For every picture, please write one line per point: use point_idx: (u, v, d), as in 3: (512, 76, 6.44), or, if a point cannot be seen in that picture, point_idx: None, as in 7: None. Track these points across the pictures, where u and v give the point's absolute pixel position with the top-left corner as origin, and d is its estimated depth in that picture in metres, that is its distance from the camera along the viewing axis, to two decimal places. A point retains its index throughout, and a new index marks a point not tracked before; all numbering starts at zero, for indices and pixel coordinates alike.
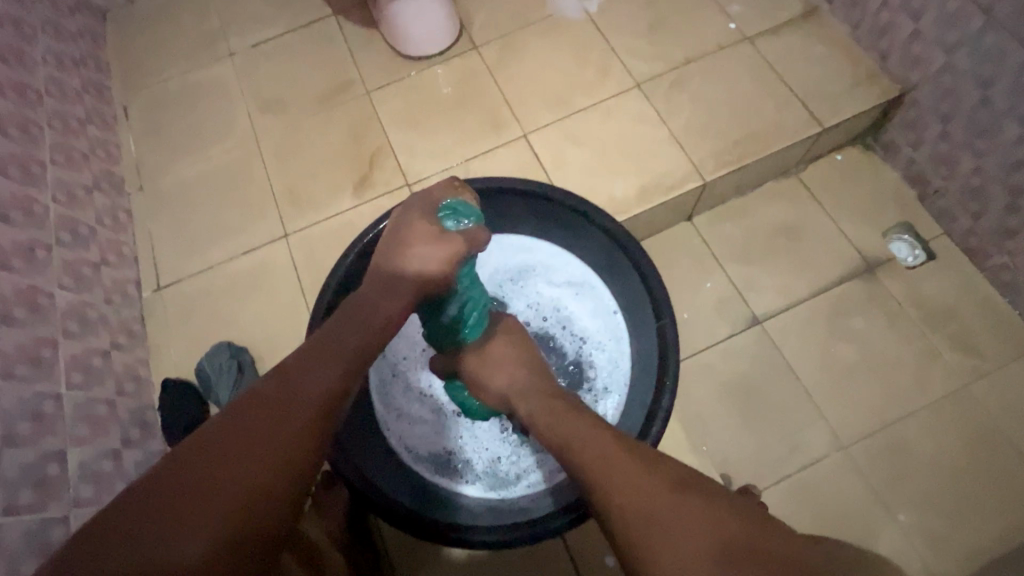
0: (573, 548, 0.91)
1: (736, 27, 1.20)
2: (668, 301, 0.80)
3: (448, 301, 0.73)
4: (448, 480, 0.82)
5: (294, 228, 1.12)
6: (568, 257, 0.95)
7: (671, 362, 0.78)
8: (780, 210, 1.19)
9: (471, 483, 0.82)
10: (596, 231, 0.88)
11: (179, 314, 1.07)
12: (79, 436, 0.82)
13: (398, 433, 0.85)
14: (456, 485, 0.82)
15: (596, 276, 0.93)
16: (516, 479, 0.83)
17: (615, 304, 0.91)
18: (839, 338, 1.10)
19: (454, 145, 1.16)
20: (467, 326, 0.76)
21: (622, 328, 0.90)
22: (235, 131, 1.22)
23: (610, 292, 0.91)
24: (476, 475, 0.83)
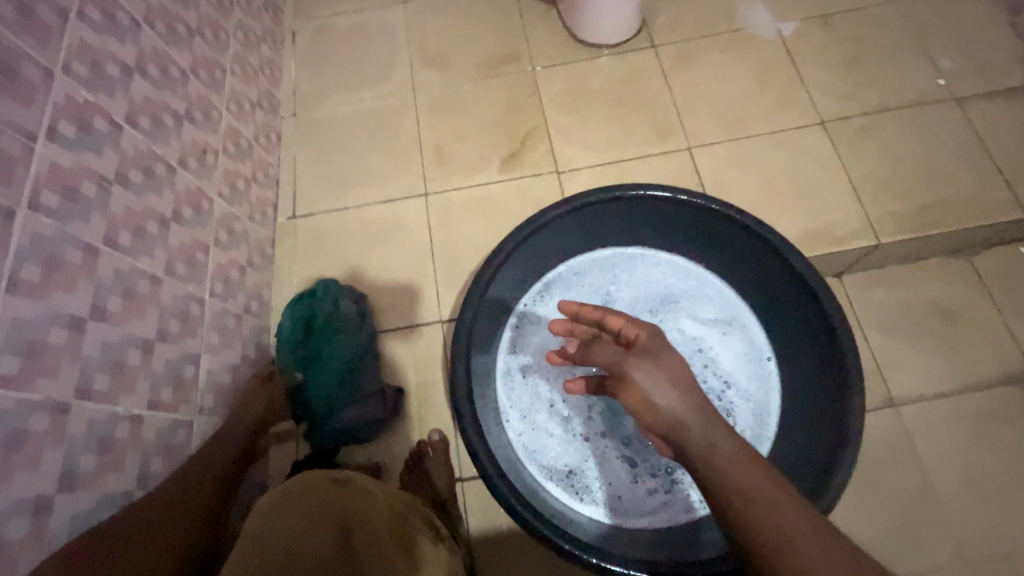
0: None
1: (944, 84, 1.09)
2: (856, 368, 0.72)
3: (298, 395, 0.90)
4: (564, 495, 0.79)
5: (435, 188, 1.10)
6: (720, 287, 0.88)
7: (856, 428, 0.70)
8: (942, 291, 1.08)
9: (588, 504, 0.79)
10: (771, 262, 0.81)
11: (309, 245, 1.07)
12: (211, 343, 0.82)
13: (520, 435, 0.83)
14: (573, 502, 0.78)
15: (748, 314, 0.87)
16: (638, 511, 0.78)
17: (768, 349, 0.85)
18: (982, 445, 0.99)
19: (613, 143, 1.11)
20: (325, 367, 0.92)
21: (773, 377, 0.83)
22: (394, 79, 1.21)
23: (766, 336, 0.85)
24: (594, 497, 0.79)
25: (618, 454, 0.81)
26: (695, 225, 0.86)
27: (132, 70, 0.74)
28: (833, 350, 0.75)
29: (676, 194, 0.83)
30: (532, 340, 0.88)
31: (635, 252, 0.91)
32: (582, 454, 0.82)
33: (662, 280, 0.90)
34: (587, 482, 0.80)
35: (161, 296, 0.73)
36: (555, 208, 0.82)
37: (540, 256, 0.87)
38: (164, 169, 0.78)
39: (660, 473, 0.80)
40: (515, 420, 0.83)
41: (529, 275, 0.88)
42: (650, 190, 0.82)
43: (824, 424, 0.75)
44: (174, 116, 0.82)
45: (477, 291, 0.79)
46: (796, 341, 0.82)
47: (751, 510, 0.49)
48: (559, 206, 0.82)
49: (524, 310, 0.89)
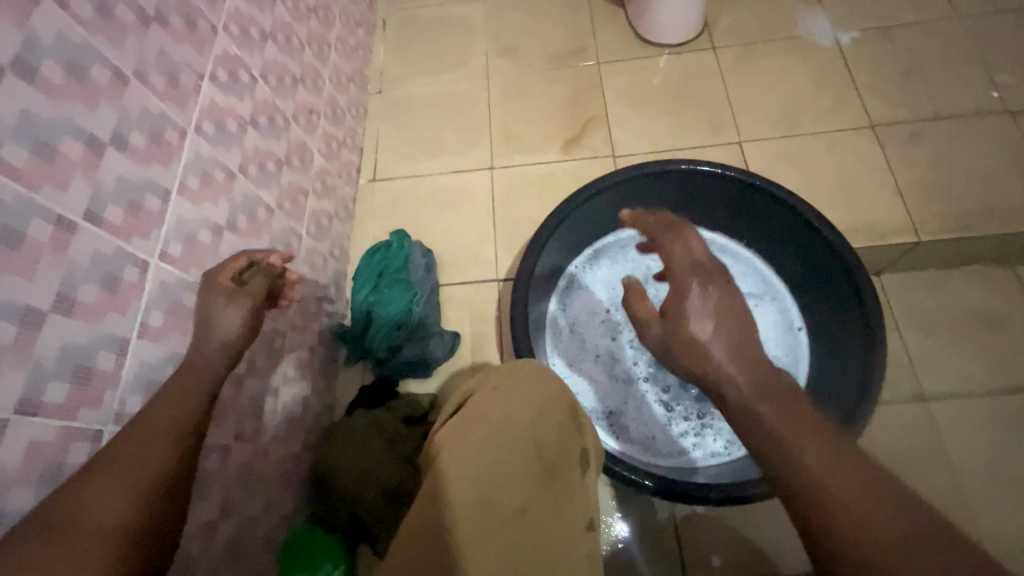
0: (686, 557, 0.88)
1: (999, 98, 1.13)
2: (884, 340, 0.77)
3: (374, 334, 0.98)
4: (604, 433, 0.88)
5: (500, 163, 1.22)
6: (754, 264, 1.00)
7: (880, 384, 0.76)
8: (982, 296, 1.11)
9: (624, 443, 0.88)
10: (809, 242, 0.89)
11: (385, 206, 1.20)
12: (304, 274, 0.95)
13: (566, 378, 0.92)
14: (611, 440, 0.88)
15: (779, 288, 0.98)
16: (669, 453, 0.87)
17: (798, 320, 0.95)
18: (1013, 446, 1.01)
19: (668, 133, 1.20)
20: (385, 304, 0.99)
21: (801, 344, 0.94)
22: (471, 66, 1.34)
23: (797, 307, 0.96)
24: (630, 438, 0.88)
25: (656, 403, 0.91)
26: (740, 204, 0.94)
27: (267, 36, 0.89)
28: (863, 322, 0.80)
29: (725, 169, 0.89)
30: (581, 300, 0.97)
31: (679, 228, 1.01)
32: (622, 400, 0.91)
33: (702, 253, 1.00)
34: (624, 424, 0.89)
35: (272, 224, 0.86)
36: (614, 174, 0.89)
37: (595, 221, 0.96)
38: (282, 121, 0.92)
39: (693, 417, 0.90)
40: (563, 365, 0.93)
41: (582, 238, 0.97)
42: (702, 167, 0.89)
43: (850, 389, 0.80)
44: (292, 79, 0.97)
45: (539, 245, 0.86)
46: (831, 312, 0.88)
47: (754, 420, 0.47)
48: (619, 173, 0.89)
49: (575, 271, 0.99)
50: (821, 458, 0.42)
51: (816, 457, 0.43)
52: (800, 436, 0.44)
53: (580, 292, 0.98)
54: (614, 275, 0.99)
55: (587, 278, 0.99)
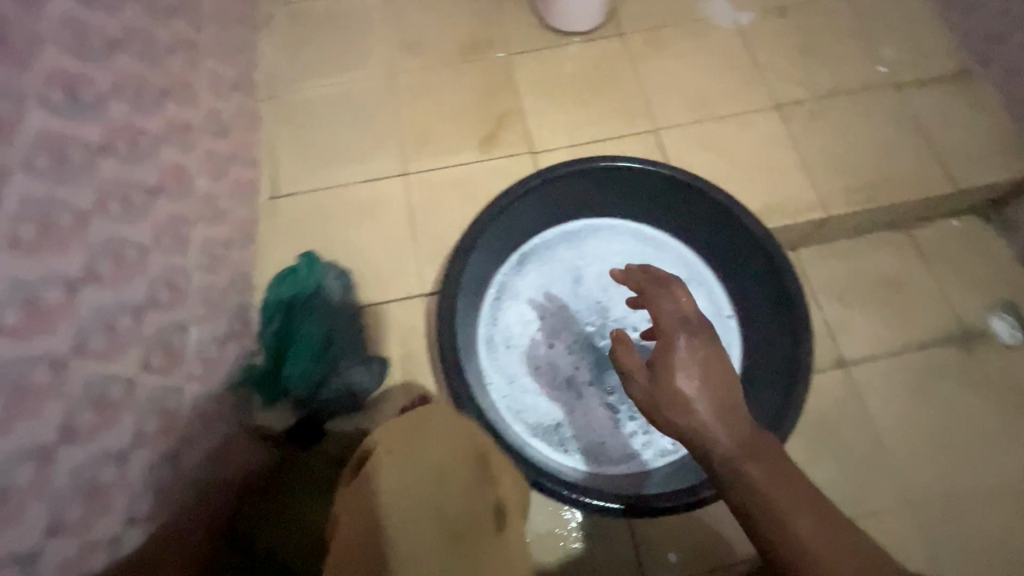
0: (641, 554, 0.87)
1: (886, 72, 1.19)
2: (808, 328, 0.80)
3: (287, 377, 0.89)
4: (551, 449, 0.85)
5: (414, 168, 1.13)
6: (681, 251, 0.97)
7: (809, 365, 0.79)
8: (885, 261, 1.18)
9: (574, 456, 0.85)
10: (733, 232, 0.88)
11: (291, 225, 1.09)
12: (199, 314, 0.84)
13: (506, 398, 0.88)
14: (559, 455, 0.85)
15: (706, 274, 0.95)
16: (618, 458, 0.85)
17: (728, 308, 0.94)
18: (922, 398, 1.08)
19: (585, 124, 1.17)
20: (297, 343, 0.90)
21: (734, 331, 0.92)
22: (372, 63, 1.24)
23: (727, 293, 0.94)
24: (579, 450, 0.86)
25: (602, 407, 0.88)
26: (663, 196, 0.91)
27: (116, 44, 0.75)
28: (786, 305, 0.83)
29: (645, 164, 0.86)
30: (514, 314, 0.92)
31: (603, 221, 0.97)
32: (567, 412, 0.88)
33: (629, 248, 0.96)
34: (572, 435, 0.86)
35: (149, 265, 0.74)
36: (528, 178, 0.85)
37: (519, 225, 0.91)
38: (148, 144, 0.79)
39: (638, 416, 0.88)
40: (500, 382, 0.88)
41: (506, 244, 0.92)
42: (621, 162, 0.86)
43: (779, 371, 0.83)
44: (157, 92, 0.84)
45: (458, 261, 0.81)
46: (756, 296, 0.89)
47: (756, 488, 0.53)
48: (533, 175, 0.85)
49: (502, 282, 0.93)
50: (812, 527, 0.50)
51: (808, 526, 0.50)
52: (791, 505, 0.51)
53: (510, 305, 0.93)
54: (542, 279, 0.94)
55: (516, 288, 0.93)
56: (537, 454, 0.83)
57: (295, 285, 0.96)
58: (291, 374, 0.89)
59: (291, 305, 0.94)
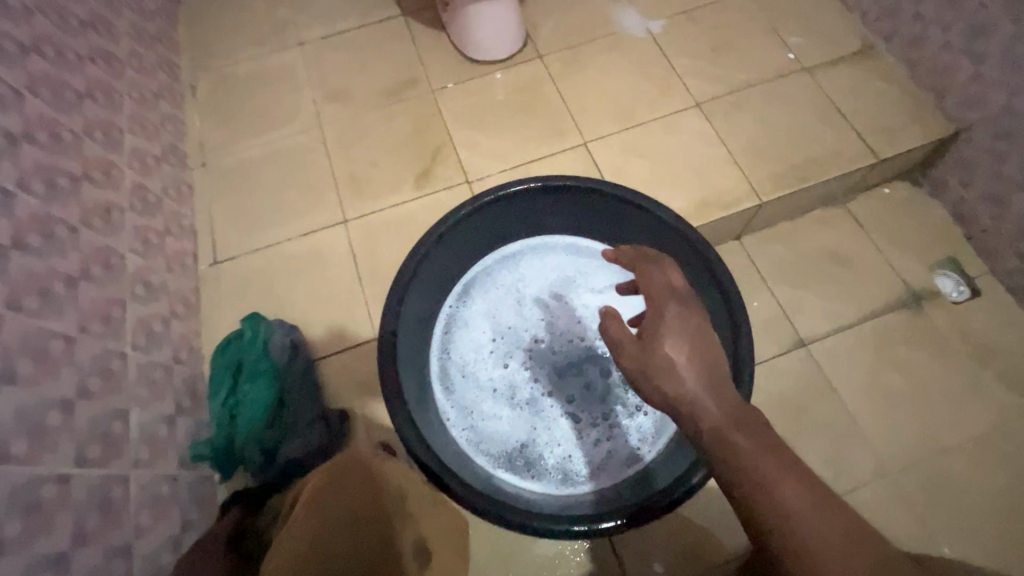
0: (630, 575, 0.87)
1: (795, 58, 1.24)
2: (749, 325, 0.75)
3: (240, 444, 0.88)
4: (520, 475, 0.84)
5: (353, 214, 1.13)
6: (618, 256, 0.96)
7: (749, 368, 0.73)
8: (827, 237, 1.21)
9: (543, 479, 0.84)
10: (658, 232, 0.85)
11: (235, 289, 1.08)
12: (140, 397, 0.81)
13: (469, 430, 0.87)
14: (529, 480, 0.84)
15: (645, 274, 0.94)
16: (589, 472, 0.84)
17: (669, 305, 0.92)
18: (884, 366, 1.09)
19: (516, 148, 1.18)
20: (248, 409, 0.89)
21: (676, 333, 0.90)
22: (300, 118, 1.25)
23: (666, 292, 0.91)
24: (547, 471, 0.85)
25: (566, 421, 0.88)
26: (585, 206, 0.90)
27: (20, 137, 0.75)
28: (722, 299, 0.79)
29: (558, 180, 0.85)
30: (464, 344, 0.92)
31: (537, 241, 0.97)
32: (532, 433, 0.87)
33: (565, 260, 0.96)
34: (539, 457, 0.86)
35: (77, 354, 0.72)
36: (450, 214, 0.83)
37: (455, 257, 0.91)
38: (65, 232, 0.78)
39: (600, 424, 0.87)
40: (459, 420, 0.87)
41: (445, 277, 0.92)
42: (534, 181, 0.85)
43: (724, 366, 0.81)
44: (71, 178, 0.83)
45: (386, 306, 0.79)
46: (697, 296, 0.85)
47: (741, 457, 0.50)
48: (454, 209, 0.83)
49: (448, 315, 0.93)
50: (798, 493, 0.47)
51: (792, 491, 0.47)
52: (775, 469, 0.48)
53: (459, 335, 0.93)
54: (486, 310, 0.94)
55: (462, 319, 0.94)
56: (509, 486, 0.82)
57: (240, 348, 0.94)
58: (245, 441, 0.88)
59: (237, 371, 0.93)
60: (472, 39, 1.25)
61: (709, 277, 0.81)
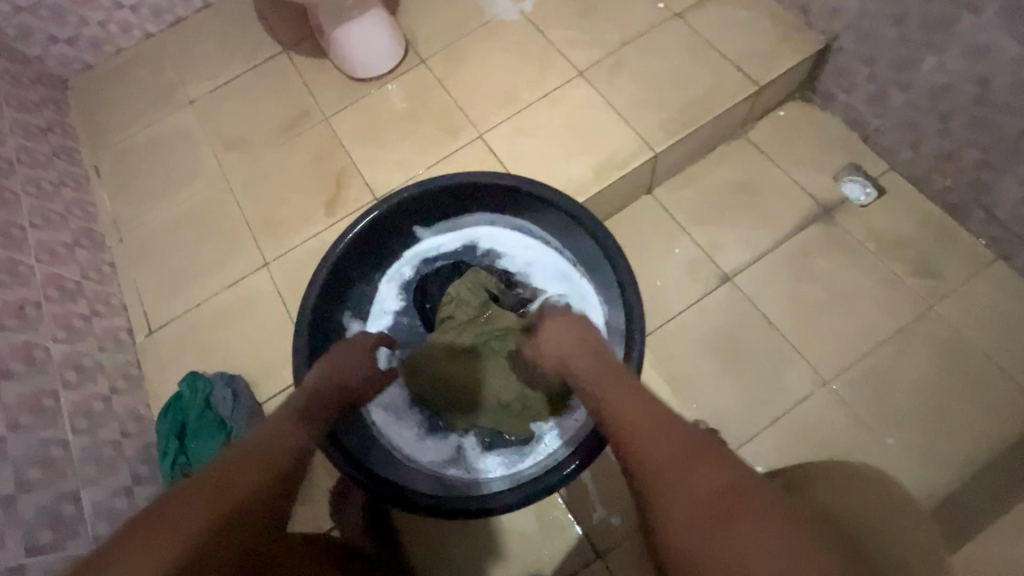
0: (590, 534, 0.96)
1: (665, 6, 1.26)
2: (626, 266, 0.89)
3: None
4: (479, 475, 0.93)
5: (272, 256, 1.16)
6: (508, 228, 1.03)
7: (637, 300, 0.88)
8: (733, 170, 1.23)
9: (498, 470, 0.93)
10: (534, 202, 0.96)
11: (174, 353, 1.10)
12: (89, 476, 0.84)
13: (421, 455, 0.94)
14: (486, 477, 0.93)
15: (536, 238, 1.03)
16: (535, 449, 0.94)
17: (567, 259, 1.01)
18: (807, 280, 1.13)
19: (415, 155, 1.21)
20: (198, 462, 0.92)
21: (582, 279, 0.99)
22: (203, 173, 1.27)
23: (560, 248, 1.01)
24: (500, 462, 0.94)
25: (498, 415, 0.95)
26: (461, 199, 1.00)
27: None
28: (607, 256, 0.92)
29: (423, 186, 0.94)
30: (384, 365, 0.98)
31: (428, 243, 1.04)
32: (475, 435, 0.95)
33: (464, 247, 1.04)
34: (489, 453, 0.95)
35: (11, 451, 0.75)
36: (332, 248, 0.92)
37: (359, 278, 1.00)
38: None
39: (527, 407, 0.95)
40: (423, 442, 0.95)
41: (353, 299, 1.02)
42: (402, 192, 0.93)
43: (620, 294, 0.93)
44: None
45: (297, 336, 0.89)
46: (583, 248, 0.98)
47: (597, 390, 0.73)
48: (336, 242, 0.92)
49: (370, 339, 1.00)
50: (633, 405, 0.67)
51: (624, 405, 0.67)
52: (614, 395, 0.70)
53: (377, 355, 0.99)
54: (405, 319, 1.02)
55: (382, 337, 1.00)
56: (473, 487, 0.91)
57: (179, 409, 0.97)
58: None
59: (178, 430, 0.96)
60: (353, 54, 1.25)
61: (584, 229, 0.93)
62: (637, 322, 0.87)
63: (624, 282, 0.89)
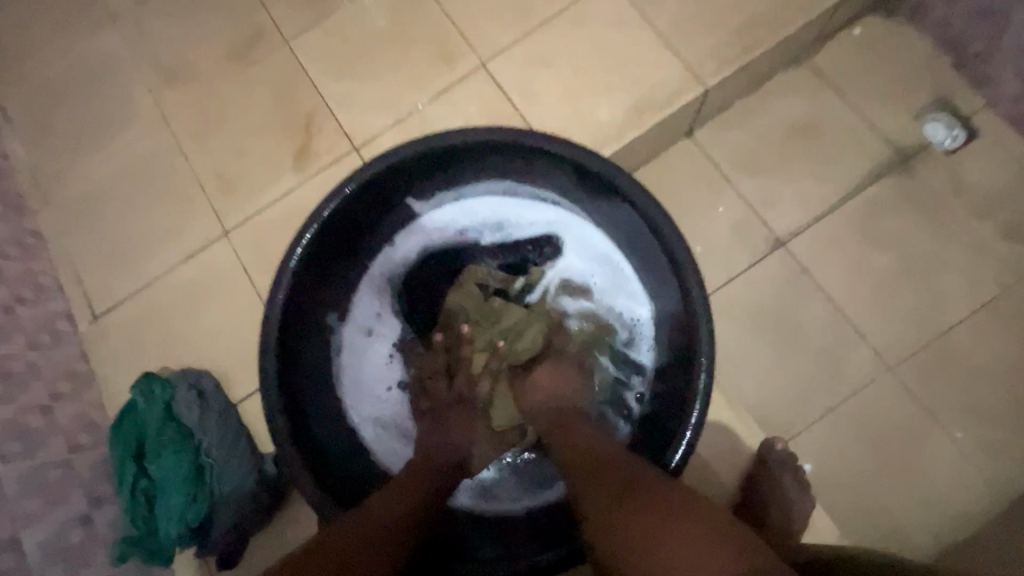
0: None
1: None
2: (683, 245, 0.70)
3: (172, 527, 0.75)
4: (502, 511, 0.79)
5: (233, 223, 0.95)
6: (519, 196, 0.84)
7: (698, 290, 0.70)
8: (794, 107, 1.01)
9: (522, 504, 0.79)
10: (560, 162, 0.76)
11: (125, 344, 0.92)
12: (30, 513, 0.72)
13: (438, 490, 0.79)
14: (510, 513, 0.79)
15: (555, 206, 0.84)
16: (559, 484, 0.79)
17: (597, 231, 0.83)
18: (877, 247, 0.95)
19: (400, 91, 0.96)
20: (167, 486, 0.77)
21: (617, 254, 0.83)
22: (137, 115, 1.01)
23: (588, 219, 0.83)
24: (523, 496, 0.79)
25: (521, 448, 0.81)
26: (465, 160, 0.79)
27: None
28: (655, 233, 0.73)
29: (418, 144, 0.73)
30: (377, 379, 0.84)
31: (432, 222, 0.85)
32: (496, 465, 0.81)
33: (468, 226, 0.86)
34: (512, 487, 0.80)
35: None
36: (307, 226, 0.72)
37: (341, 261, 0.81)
38: None
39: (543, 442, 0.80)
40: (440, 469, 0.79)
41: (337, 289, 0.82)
42: (390, 155, 0.72)
43: (671, 281, 0.75)
44: None
45: (265, 341, 0.70)
46: (624, 219, 0.78)
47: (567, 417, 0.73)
48: (313, 218, 0.72)
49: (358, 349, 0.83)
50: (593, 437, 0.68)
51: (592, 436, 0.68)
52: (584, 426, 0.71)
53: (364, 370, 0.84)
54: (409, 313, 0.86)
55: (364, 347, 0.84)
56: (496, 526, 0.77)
57: (139, 420, 0.81)
58: (179, 521, 0.75)
59: (140, 446, 0.80)
60: None
61: (627, 198, 0.73)
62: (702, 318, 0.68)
63: (680, 266, 0.71)
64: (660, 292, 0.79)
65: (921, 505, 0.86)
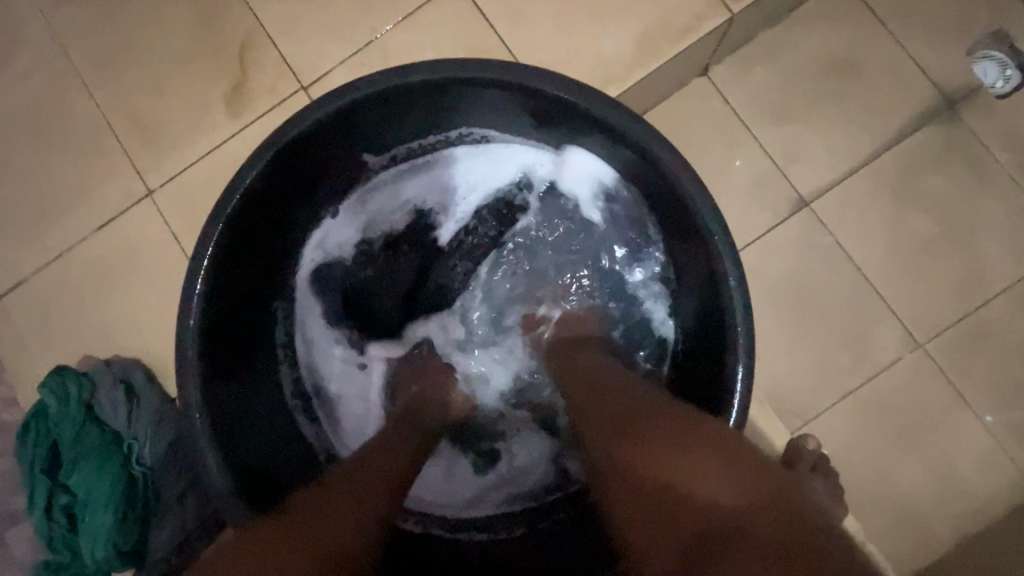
0: None
1: None
2: (708, 207, 0.56)
3: (98, 549, 0.65)
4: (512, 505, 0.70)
5: (157, 180, 0.78)
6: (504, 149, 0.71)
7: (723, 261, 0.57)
8: (828, 40, 0.85)
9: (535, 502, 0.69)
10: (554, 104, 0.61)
11: (34, 330, 0.77)
12: None
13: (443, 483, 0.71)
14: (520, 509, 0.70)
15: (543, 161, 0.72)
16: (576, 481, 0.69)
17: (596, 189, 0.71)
18: (912, 207, 0.84)
19: (356, 12, 0.77)
20: (89, 503, 0.65)
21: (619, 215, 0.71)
22: (25, 42, 0.81)
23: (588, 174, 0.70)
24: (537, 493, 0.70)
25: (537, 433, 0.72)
26: (433, 103, 0.63)
27: None
28: (672, 194, 0.59)
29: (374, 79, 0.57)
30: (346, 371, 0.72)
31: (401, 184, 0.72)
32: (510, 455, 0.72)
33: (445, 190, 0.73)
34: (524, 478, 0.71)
35: None
36: (227, 197, 0.56)
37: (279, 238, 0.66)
38: None
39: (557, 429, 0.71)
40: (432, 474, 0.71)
41: (276, 273, 0.68)
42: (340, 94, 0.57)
43: (690, 252, 0.62)
44: None
45: (184, 334, 0.55)
46: (635, 178, 0.64)
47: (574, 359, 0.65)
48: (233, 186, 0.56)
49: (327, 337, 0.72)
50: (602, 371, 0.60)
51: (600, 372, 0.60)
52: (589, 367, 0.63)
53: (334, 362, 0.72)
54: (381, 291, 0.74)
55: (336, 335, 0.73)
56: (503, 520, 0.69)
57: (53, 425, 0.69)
58: (105, 543, 0.65)
59: (54, 456, 0.68)
60: None
61: (638, 150, 0.59)
62: (733, 286, 0.56)
63: (703, 234, 0.58)
64: (677, 268, 0.66)
65: (941, 492, 0.80)
